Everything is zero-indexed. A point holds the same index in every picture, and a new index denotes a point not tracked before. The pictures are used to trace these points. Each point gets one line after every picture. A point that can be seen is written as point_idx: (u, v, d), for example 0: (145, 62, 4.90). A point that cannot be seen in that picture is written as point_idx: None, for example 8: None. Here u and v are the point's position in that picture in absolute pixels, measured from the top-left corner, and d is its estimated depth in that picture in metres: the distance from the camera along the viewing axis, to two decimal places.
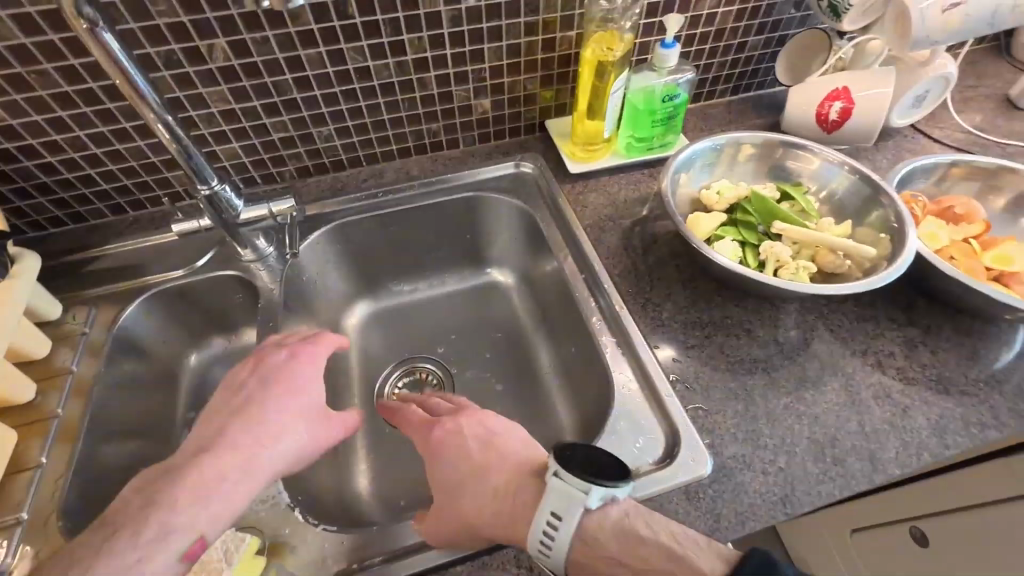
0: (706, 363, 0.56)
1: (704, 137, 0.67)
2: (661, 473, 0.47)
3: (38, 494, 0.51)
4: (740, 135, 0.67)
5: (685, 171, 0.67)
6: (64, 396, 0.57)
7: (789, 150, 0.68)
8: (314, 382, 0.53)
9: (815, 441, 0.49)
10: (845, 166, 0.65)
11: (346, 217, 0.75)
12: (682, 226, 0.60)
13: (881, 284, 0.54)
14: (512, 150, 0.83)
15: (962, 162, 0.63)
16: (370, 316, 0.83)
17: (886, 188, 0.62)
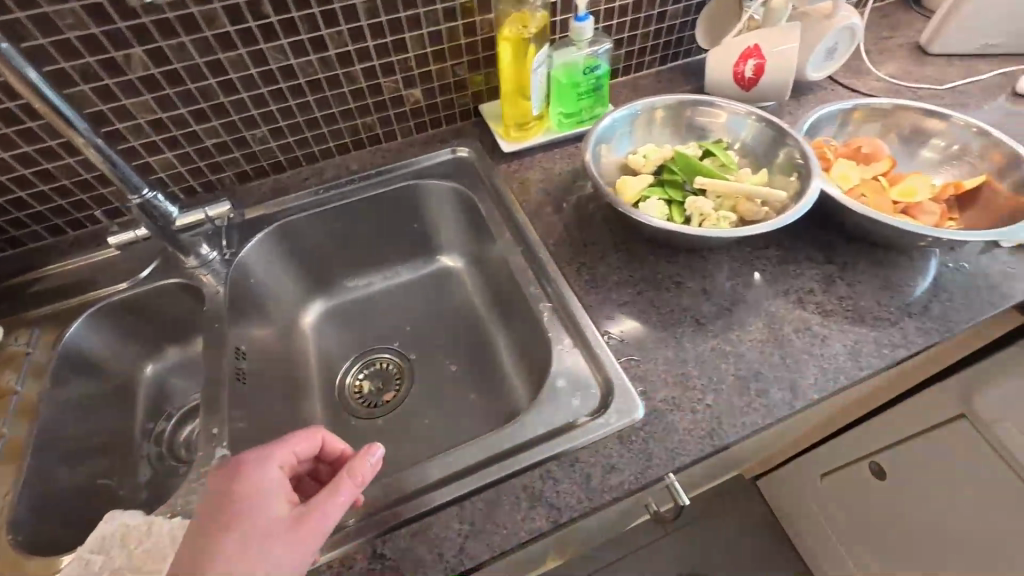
0: (639, 318, 0.58)
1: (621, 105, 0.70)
2: (597, 421, 0.50)
3: None
4: (654, 100, 0.70)
5: (608, 140, 0.70)
6: (8, 417, 0.58)
7: (699, 109, 0.71)
8: (272, 487, 0.44)
9: (740, 377, 0.52)
10: (751, 116, 0.69)
11: (288, 217, 0.76)
12: (606, 190, 0.63)
13: (789, 222, 0.57)
14: (449, 137, 0.85)
15: (862, 105, 0.67)
16: (326, 314, 0.84)
17: (791, 131, 0.65)
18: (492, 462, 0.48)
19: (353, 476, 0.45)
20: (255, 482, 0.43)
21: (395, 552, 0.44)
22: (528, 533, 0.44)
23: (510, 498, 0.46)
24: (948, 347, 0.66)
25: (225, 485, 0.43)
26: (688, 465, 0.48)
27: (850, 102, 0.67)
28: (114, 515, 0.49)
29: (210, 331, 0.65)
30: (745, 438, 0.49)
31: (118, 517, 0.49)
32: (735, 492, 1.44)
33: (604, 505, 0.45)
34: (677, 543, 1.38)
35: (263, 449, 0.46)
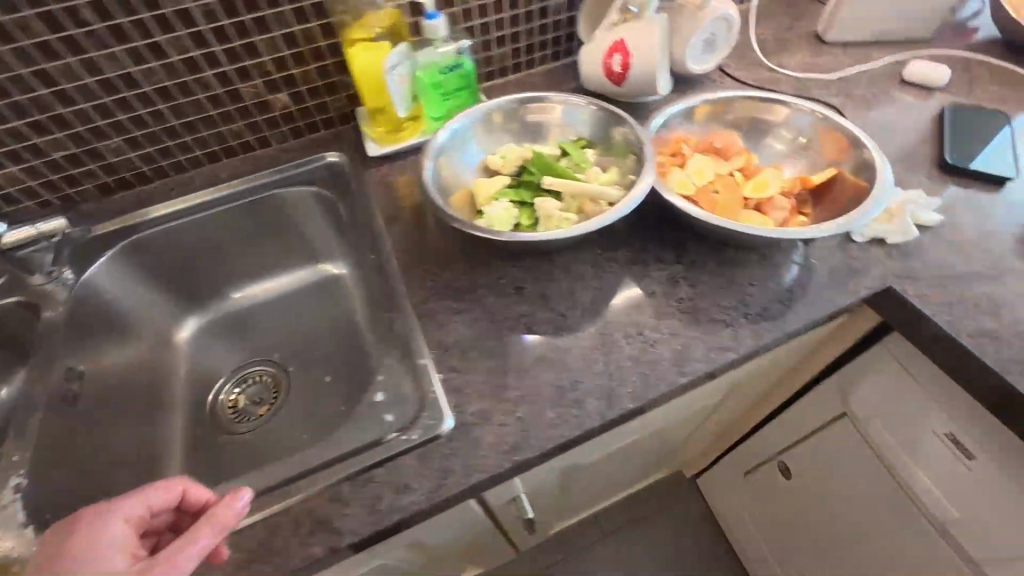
0: (471, 327, 0.56)
1: (458, 114, 0.65)
2: (400, 439, 0.47)
3: None
4: (488, 103, 0.66)
5: (452, 148, 0.65)
6: None
7: (534, 108, 0.68)
8: (111, 543, 0.41)
9: (558, 387, 0.50)
10: (590, 107, 0.67)
11: (145, 231, 0.74)
12: (440, 202, 0.59)
13: (620, 217, 0.55)
14: (325, 142, 0.82)
15: (713, 98, 0.65)
16: (204, 328, 0.82)
17: (627, 117, 0.64)
18: (283, 485, 0.46)
19: (213, 523, 0.39)
20: (91, 539, 0.41)
21: None
22: (305, 559, 0.42)
23: (294, 523, 0.44)
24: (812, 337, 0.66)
25: (59, 542, 0.41)
26: (490, 481, 0.46)
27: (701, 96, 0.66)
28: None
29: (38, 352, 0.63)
30: (552, 452, 0.47)
31: None
32: (675, 489, 1.43)
33: (390, 527, 0.44)
34: (615, 542, 1.37)
35: (109, 503, 0.44)
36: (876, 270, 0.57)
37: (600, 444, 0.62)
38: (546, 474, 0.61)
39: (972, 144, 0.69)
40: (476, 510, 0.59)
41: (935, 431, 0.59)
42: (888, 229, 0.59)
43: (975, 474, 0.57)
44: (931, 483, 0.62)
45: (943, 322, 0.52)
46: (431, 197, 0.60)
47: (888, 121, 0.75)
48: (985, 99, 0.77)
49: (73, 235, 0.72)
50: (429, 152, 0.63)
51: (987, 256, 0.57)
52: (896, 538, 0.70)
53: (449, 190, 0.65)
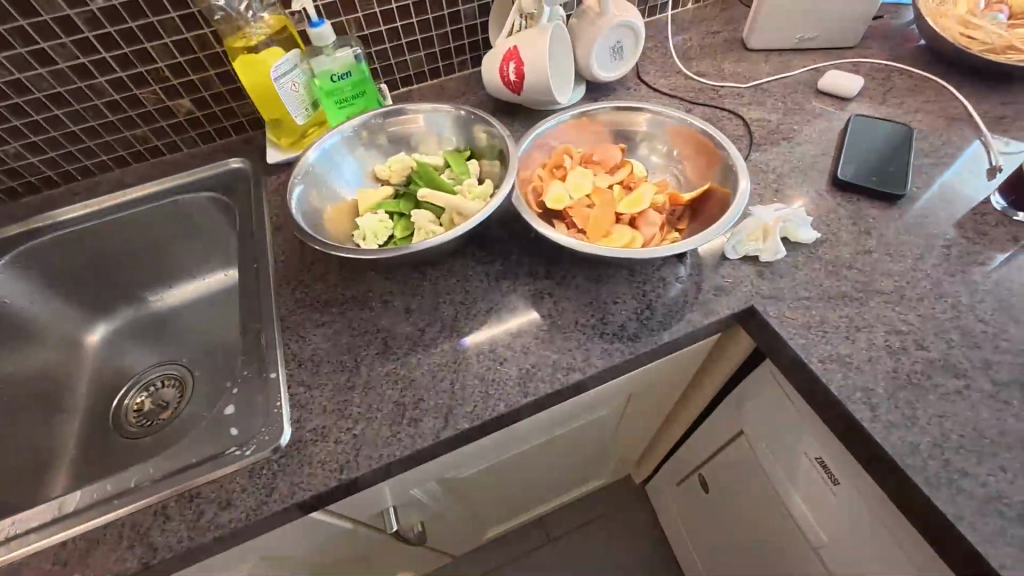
0: (330, 341, 0.56)
1: (332, 130, 0.64)
2: (234, 452, 0.48)
3: None
4: (360, 118, 0.65)
5: (329, 163, 0.65)
6: None
7: (407, 118, 0.67)
8: None
9: (399, 405, 0.50)
10: (457, 113, 0.66)
11: (47, 235, 0.75)
12: (306, 224, 0.59)
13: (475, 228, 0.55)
14: (234, 147, 0.83)
15: (591, 111, 0.66)
16: (114, 332, 0.83)
17: (495, 121, 0.63)
18: (111, 498, 0.46)
19: None
20: None
21: None
22: (116, 573, 0.43)
23: (114, 536, 0.44)
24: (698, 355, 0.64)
25: None
26: (317, 499, 0.46)
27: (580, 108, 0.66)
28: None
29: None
30: (379, 471, 0.47)
31: None
32: (623, 496, 1.42)
33: (206, 543, 0.44)
34: (559, 549, 1.36)
35: None
36: (743, 289, 0.56)
37: (473, 459, 0.61)
38: (416, 489, 0.61)
39: (871, 159, 0.67)
40: (341, 524, 0.59)
41: (808, 454, 0.58)
42: (759, 247, 0.58)
43: (838, 500, 0.55)
44: (806, 505, 0.61)
45: (798, 345, 0.51)
46: (302, 217, 0.60)
47: (794, 132, 0.73)
48: (897, 110, 0.75)
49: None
50: (304, 169, 0.62)
51: (857, 277, 0.56)
52: (785, 559, 0.69)
53: (328, 203, 0.64)
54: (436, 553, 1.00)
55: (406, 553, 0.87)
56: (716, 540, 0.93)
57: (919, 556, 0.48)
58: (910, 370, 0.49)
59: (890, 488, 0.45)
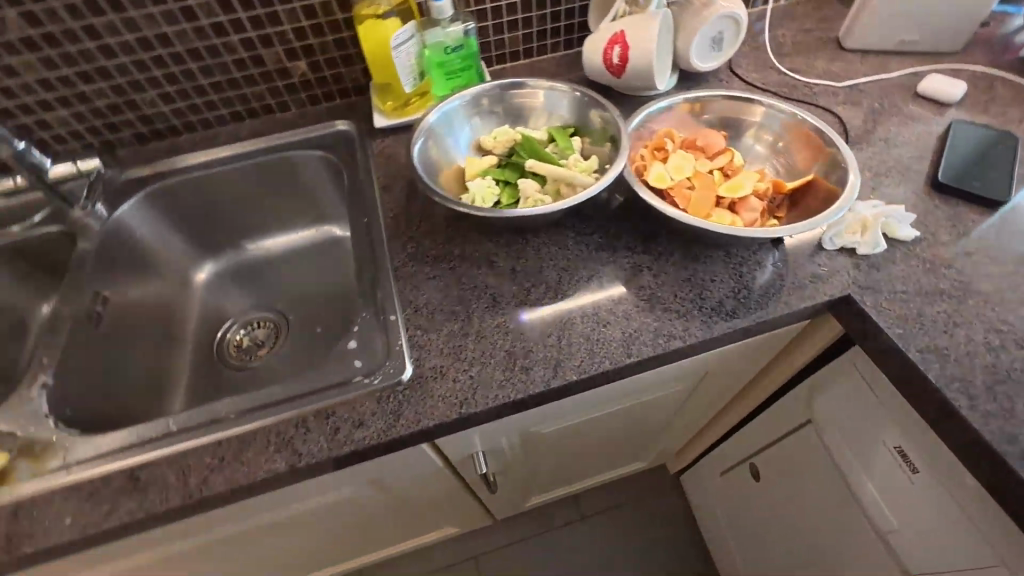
0: (441, 292, 0.61)
1: (453, 95, 0.69)
2: (362, 380, 0.53)
3: None
4: (480, 87, 0.70)
5: (445, 126, 0.69)
6: None
7: (522, 92, 0.71)
8: None
9: (510, 354, 0.54)
10: (572, 93, 0.70)
11: (171, 178, 0.81)
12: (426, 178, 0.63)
13: (587, 200, 0.59)
14: (339, 111, 0.88)
15: (696, 97, 0.68)
16: (217, 272, 0.90)
17: (608, 104, 0.67)
18: (258, 408, 0.52)
19: None
20: None
21: (148, 475, 0.49)
22: (266, 472, 0.48)
23: (262, 441, 0.50)
24: (779, 341, 0.67)
25: None
26: (438, 428, 0.51)
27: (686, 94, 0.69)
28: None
29: (70, 274, 0.71)
30: (495, 409, 0.51)
31: None
32: (656, 483, 1.45)
33: (344, 455, 0.49)
34: (589, 526, 1.40)
35: None
36: (839, 278, 0.58)
37: (557, 416, 0.66)
38: (503, 437, 0.66)
39: (974, 165, 0.68)
40: (435, 460, 0.64)
41: (886, 443, 0.60)
42: (858, 240, 0.60)
43: (915, 488, 0.57)
44: (876, 493, 0.63)
45: (895, 335, 0.53)
46: (419, 171, 0.64)
47: (892, 133, 0.74)
48: (1000, 119, 0.75)
49: (106, 177, 0.80)
50: (424, 127, 0.68)
51: (956, 277, 0.57)
52: (842, 545, 0.71)
53: (439, 166, 0.68)
54: (483, 510, 1.05)
55: (464, 503, 0.92)
56: (760, 528, 0.96)
57: (1001, 544, 0.50)
58: (1009, 367, 0.50)
59: (983, 473, 0.47)
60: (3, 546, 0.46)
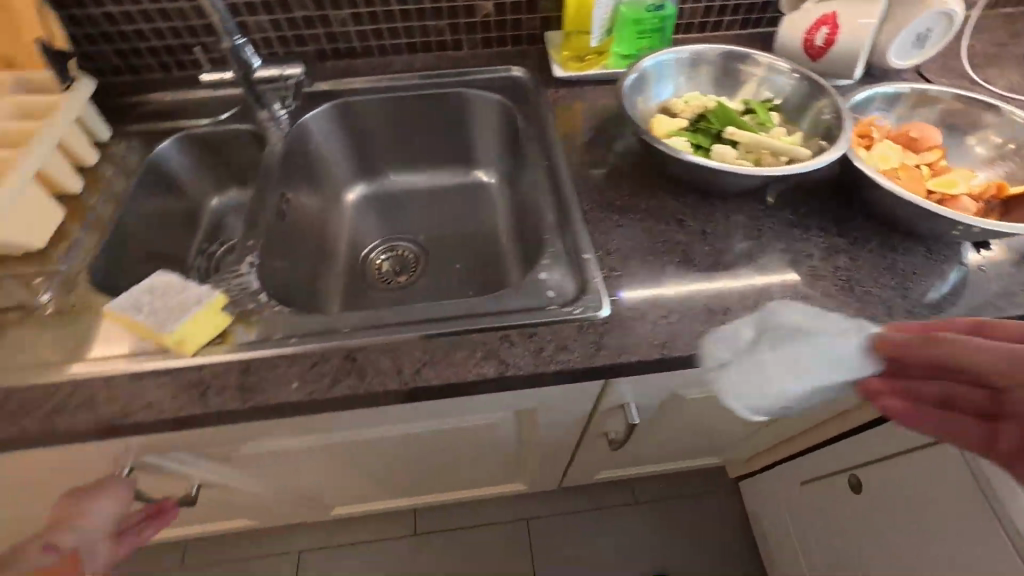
0: (632, 241, 0.61)
1: (670, 48, 0.71)
2: (563, 309, 0.55)
3: (75, 256, 0.63)
4: (698, 47, 0.71)
5: (653, 76, 0.70)
6: (100, 197, 0.69)
7: (736, 61, 0.71)
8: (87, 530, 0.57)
9: (709, 308, 0.55)
10: (792, 74, 0.68)
11: (349, 96, 0.84)
12: (633, 117, 0.65)
13: (802, 173, 0.58)
14: (511, 57, 0.89)
15: (916, 90, 0.68)
16: (365, 196, 0.93)
17: (827, 85, 0.66)
18: (463, 318, 0.54)
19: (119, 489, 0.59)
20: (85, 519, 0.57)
21: (364, 358, 0.52)
22: (476, 375, 0.51)
23: (470, 347, 0.53)
24: None
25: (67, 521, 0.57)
26: (637, 365, 0.52)
27: (905, 86, 0.68)
28: (154, 274, 0.55)
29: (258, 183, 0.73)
30: (694, 357, 0.52)
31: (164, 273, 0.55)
32: (715, 482, 1.45)
33: (548, 373, 0.51)
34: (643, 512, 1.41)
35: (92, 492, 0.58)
36: None
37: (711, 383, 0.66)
38: (654, 394, 0.67)
39: None
40: (587, 403, 0.66)
41: None
42: None
43: None
44: None
45: None
46: (626, 110, 0.66)
47: None
48: None
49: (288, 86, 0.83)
50: (638, 70, 0.69)
51: None
52: None
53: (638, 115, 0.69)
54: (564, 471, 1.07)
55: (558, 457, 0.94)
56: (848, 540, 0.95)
57: None
58: None
59: None
60: (239, 395, 0.50)
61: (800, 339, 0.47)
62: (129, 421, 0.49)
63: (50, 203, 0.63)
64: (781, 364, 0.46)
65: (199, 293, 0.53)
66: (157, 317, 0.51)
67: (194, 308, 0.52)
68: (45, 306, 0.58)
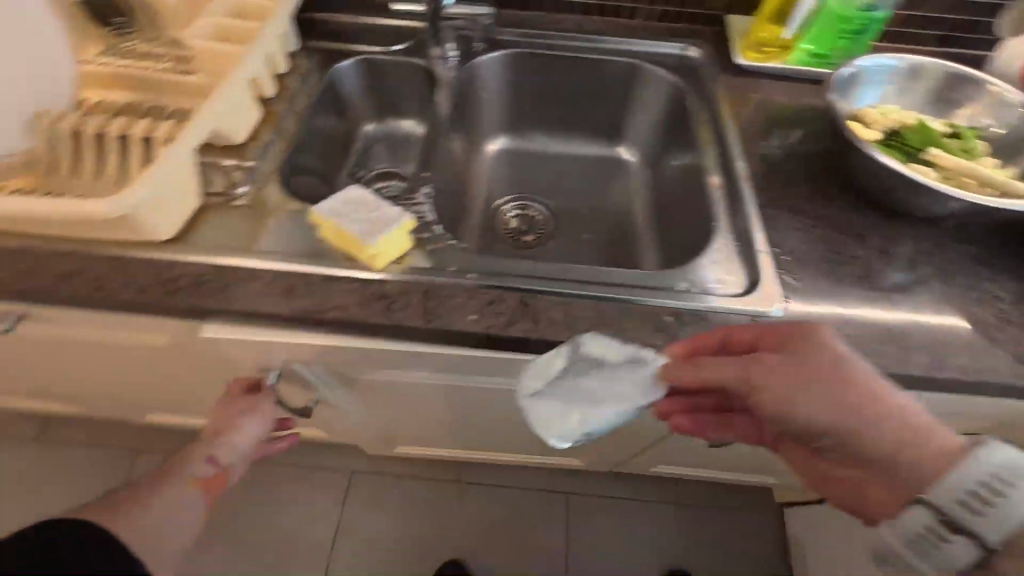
0: (806, 245, 0.60)
1: (893, 53, 0.68)
2: (734, 300, 0.55)
3: (267, 157, 0.67)
4: (924, 58, 0.68)
5: (867, 77, 0.68)
6: (287, 106, 0.73)
7: (957, 83, 0.68)
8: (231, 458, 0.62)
9: (889, 330, 0.54)
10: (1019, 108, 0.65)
11: (519, 48, 0.84)
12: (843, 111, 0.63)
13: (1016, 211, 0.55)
14: (684, 34, 0.85)
15: None
16: (505, 150, 0.93)
17: None
18: (632, 288, 0.56)
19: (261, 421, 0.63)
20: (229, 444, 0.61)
21: (537, 307, 0.54)
22: (646, 344, 0.52)
23: (641, 317, 0.54)
24: None
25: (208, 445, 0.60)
26: None
27: None
28: (350, 188, 0.59)
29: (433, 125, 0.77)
30: None
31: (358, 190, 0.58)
32: None
33: None
34: None
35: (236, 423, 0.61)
36: None
37: None
38: None
39: None
40: None
41: None
42: None
43: None
44: None
45: None
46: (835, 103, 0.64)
47: None
48: None
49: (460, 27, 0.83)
50: (856, 66, 0.67)
51: None
52: None
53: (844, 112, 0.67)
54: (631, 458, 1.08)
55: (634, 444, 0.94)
56: None
57: None
58: None
59: None
60: (422, 315, 0.53)
61: (600, 373, 0.50)
62: (319, 316, 0.53)
63: (252, 103, 0.67)
64: (592, 392, 0.50)
65: (391, 215, 0.56)
66: (354, 229, 0.55)
67: (387, 227, 0.55)
68: (244, 199, 0.62)
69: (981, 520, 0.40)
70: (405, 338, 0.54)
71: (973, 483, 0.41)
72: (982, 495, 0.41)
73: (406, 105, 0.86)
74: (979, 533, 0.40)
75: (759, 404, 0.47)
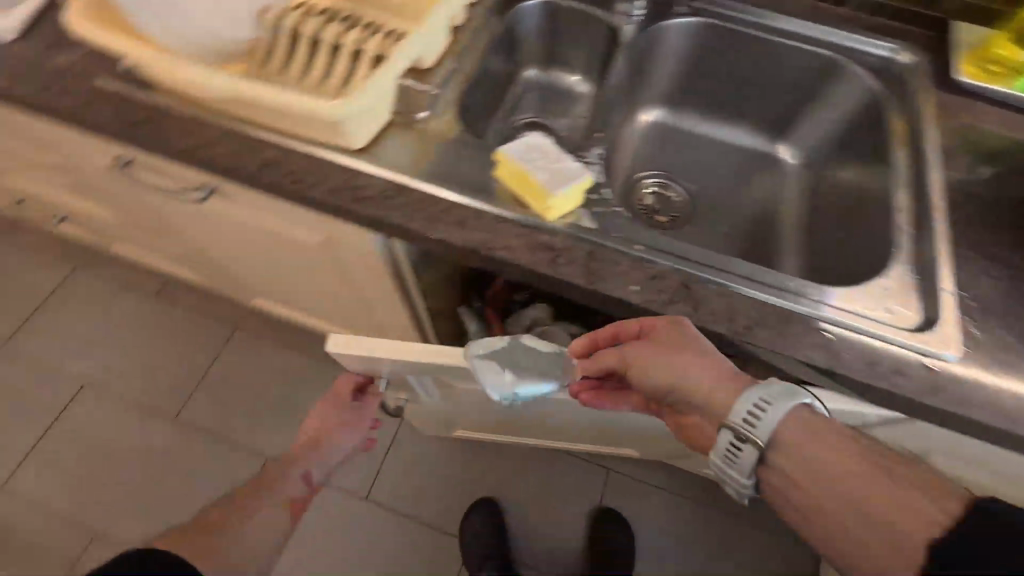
0: (996, 295, 0.56)
1: None
2: (906, 335, 0.52)
3: (449, 86, 0.68)
4: None
5: None
6: (470, 37, 0.73)
7: None
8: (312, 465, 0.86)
9: None
10: None
11: (710, 19, 0.80)
12: None
13: None
14: (898, 33, 0.76)
15: None
16: (660, 123, 0.91)
17: None
18: (796, 298, 0.55)
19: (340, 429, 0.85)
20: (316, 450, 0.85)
21: (697, 292, 0.54)
22: (802, 355, 0.52)
23: (801, 326, 0.53)
24: None
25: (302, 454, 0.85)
26: (967, 423, 0.50)
27: None
28: (533, 133, 0.60)
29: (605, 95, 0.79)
30: None
31: (538, 140, 0.59)
32: None
33: (873, 386, 0.51)
34: None
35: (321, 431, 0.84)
36: None
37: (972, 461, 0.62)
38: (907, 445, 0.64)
39: None
40: None
41: None
42: None
43: None
44: None
45: None
46: None
47: None
48: None
49: None
50: None
51: None
52: None
53: None
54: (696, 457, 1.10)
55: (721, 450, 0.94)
56: None
57: None
58: None
59: None
60: (585, 275, 0.54)
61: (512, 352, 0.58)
62: (486, 252, 0.56)
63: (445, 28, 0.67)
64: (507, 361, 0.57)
65: (569, 172, 0.56)
66: (529, 178, 0.56)
67: (563, 183, 0.55)
68: (423, 123, 0.65)
69: (750, 429, 0.48)
70: (561, 291, 0.56)
71: (748, 417, 0.48)
72: (754, 413, 0.48)
73: (575, 59, 0.86)
74: (756, 438, 0.48)
75: (635, 373, 0.55)
